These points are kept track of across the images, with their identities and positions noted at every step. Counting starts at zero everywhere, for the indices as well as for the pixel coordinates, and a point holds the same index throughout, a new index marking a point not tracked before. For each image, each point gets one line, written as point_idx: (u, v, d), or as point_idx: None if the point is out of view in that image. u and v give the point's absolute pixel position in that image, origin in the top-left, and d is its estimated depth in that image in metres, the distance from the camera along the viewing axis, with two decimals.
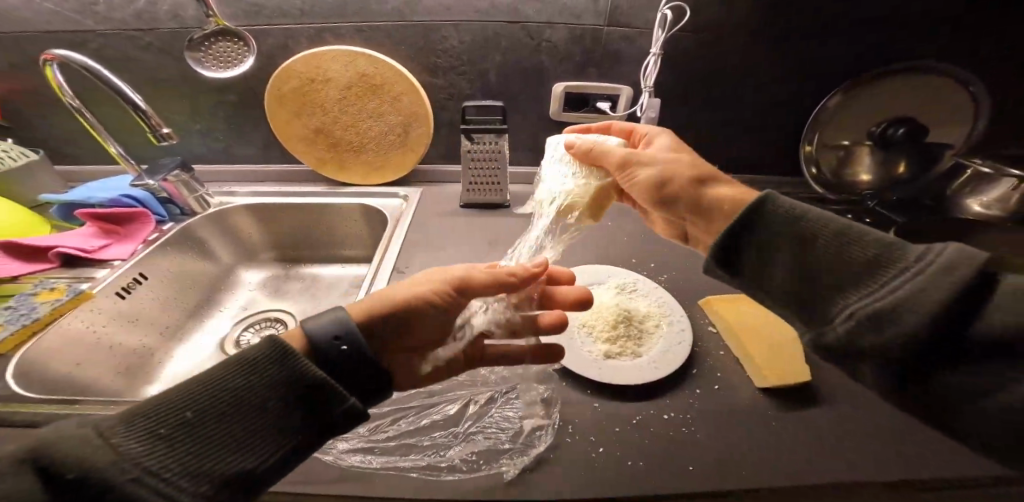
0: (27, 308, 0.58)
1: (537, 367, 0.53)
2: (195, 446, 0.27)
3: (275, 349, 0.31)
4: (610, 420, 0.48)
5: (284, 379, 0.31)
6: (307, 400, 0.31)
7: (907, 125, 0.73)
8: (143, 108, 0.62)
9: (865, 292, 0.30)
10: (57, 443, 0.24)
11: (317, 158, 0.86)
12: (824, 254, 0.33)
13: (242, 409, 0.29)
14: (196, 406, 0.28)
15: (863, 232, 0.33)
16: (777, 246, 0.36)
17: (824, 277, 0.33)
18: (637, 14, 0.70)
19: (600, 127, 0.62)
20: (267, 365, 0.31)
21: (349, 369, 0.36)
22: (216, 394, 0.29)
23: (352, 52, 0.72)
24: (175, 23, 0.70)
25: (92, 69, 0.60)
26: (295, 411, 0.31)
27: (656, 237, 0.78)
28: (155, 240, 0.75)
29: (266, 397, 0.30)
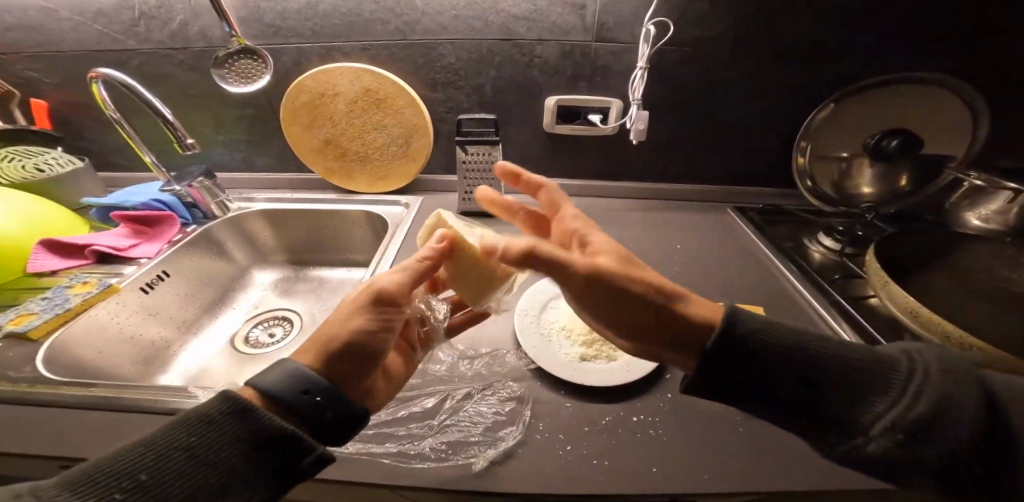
0: (62, 298, 0.66)
1: (513, 365, 0.56)
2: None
3: (229, 404, 0.33)
4: (580, 420, 0.49)
5: (241, 432, 0.33)
6: (269, 448, 0.33)
7: (901, 136, 0.71)
8: (170, 119, 0.70)
9: (880, 408, 0.34)
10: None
11: (326, 167, 0.91)
12: (834, 372, 0.36)
13: (199, 465, 0.31)
14: (146, 470, 0.30)
15: (847, 344, 0.38)
16: (771, 349, 0.38)
17: (841, 393, 0.36)
18: (625, 30, 0.73)
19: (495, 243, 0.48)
20: (223, 420, 0.33)
21: (325, 419, 0.36)
22: (168, 451, 0.31)
23: (357, 68, 0.77)
24: (203, 43, 0.78)
25: (128, 86, 0.67)
26: (255, 463, 0.33)
27: (644, 246, 0.80)
28: (179, 240, 0.82)
29: (220, 451, 0.32)
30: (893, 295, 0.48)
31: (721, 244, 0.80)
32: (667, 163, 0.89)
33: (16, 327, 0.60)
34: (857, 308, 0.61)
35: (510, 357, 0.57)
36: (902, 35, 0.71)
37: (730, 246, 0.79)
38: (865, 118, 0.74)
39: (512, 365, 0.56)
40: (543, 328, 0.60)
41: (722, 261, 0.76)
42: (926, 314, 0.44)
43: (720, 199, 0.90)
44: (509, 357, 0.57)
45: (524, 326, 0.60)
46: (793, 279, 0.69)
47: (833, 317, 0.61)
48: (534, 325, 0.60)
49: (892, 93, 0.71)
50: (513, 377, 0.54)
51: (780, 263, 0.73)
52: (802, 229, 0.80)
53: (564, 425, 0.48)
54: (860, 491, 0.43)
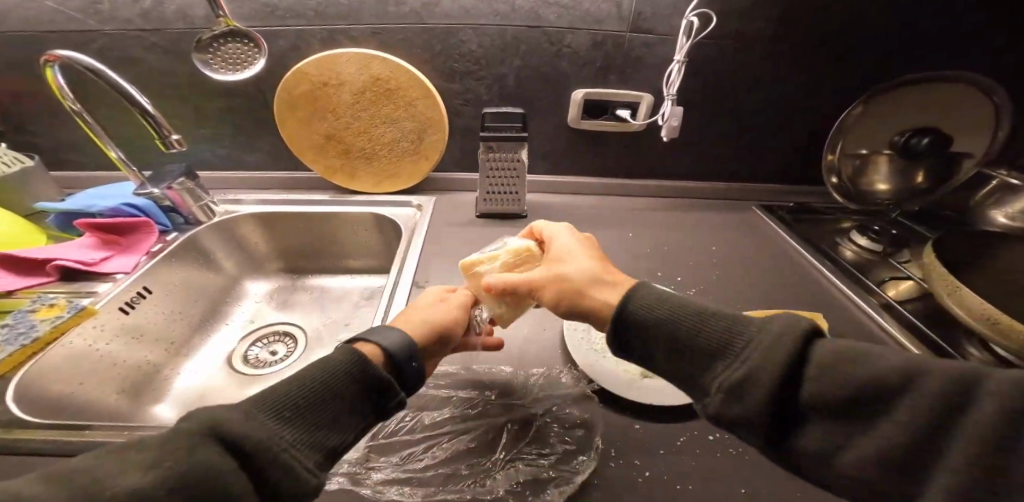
0: (26, 326, 0.55)
1: (572, 389, 0.51)
2: (310, 428, 0.32)
3: (355, 355, 0.36)
4: (653, 442, 0.46)
5: (365, 377, 0.35)
6: (383, 395, 0.36)
7: (931, 134, 0.71)
8: (150, 111, 0.58)
9: (722, 367, 0.34)
10: (223, 421, 0.28)
11: (325, 165, 0.82)
12: (700, 341, 0.36)
13: (335, 400, 0.34)
14: (288, 400, 0.32)
15: (723, 316, 0.37)
16: (652, 334, 0.39)
17: (697, 357, 0.36)
18: (661, 21, 0.68)
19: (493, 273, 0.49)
20: (351, 368, 0.35)
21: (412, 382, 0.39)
22: (315, 387, 0.33)
23: (366, 56, 0.69)
24: (183, 24, 0.67)
25: (98, 73, 0.55)
26: (373, 403, 0.36)
27: (676, 247, 0.77)
28: (159, 251, 0.72)
29: (346, 389, 0.34)
30: (964, 301, 0.48)
31: (753, 244, 0.78)
32: (692, 160, 0.86)
33: None
34: (906, 309, 0.61)
35: (566, 379, 0.52)
36: (931, 31, 0.71)
37: (763, 246, 0.77)
38: (892, 117, 0.74)
39: (570, 387, 0.51)
40: (595, 344, 0.56)
41: (757, 262, 0.74)
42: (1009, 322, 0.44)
43: (742, 197, 0.89)
44: (564, 378, 0.52)
45: (577, 344, 0.55)
46: (833, 279, 0.68)
47: (878, 316, 0.60)
48: (584, 340, 0.56)
49: (924, 91, 0.71)
50: (572, 400, 0.50)
51: (816, 261, 0.72)
52: (829, 227, 0.80)
53: (638, 450, 0.45)
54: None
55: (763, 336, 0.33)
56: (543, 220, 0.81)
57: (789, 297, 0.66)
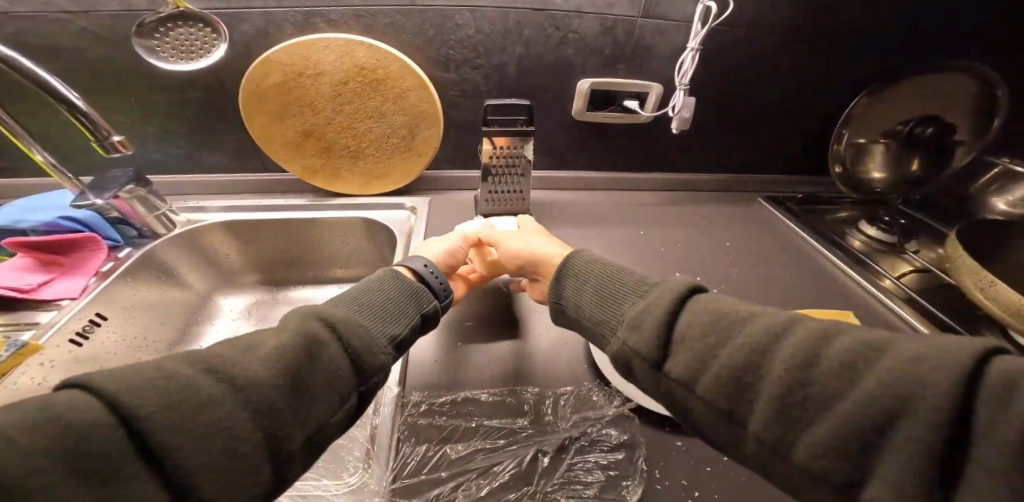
0: None
1: (608, 409, 0.46)
2: (372, 313, 0.37)
3: (388, 269, 0.43)
4: (699, 460, 0.42)
5: (400, 281, 0.42)
6: (419, 294, 0.42)
7: (934, 125, 0.72)
8: (79, 105, 0.42)
9: (625, 306, 0.37)
10: (309, 312, 0.33)
11: (304, 166, 0.73)
12: (611, 286, 0.39)
13: (383, 295, 0.39)
14: (360, 300, 0.37)
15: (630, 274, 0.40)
16: (579, 285, 0.42)
17: (605, 302, 0.39)
18: (673, 6, 0.64)
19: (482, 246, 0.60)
20: (386, 276, 0.42)
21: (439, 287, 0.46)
22: (364, 288, 0.39)
23: (349, 41, 0.60)
24: (118, 4, 0.55)
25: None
26: (415, 298, 0.41)
27: (689, 243, 0.74)
28: (111, 271, 0.61)
29: (400, 296, 0.40)
30: (997, 292, 0.46)
31: (764, 236, 0.76)
32: (697, 153, 0.83)
33: None
34: (925, 299, 0.60)
35: (598, 398, 0.47)
36: (936, 29, 0.71)
37: (775, 238, 0.75)
38: (895, 108, 0.73)
39: (604, 406, 0.46)
40: None
41: (772, 256, 0.72)
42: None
43: (746, 188, 0.87)
44: (596, 396, 0.47)
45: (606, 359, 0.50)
46: (848, 269, 0.67)
47: (894, 303, 0.60)
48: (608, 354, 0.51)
49: (929, 78, 0.70)
50: (608, 421, 0.45)
51: (828, 251, 0.71)
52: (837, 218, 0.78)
53: (686, 470, 0.41)
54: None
55: (661, 291, 0.35)
56: (550, 220, 0.76)
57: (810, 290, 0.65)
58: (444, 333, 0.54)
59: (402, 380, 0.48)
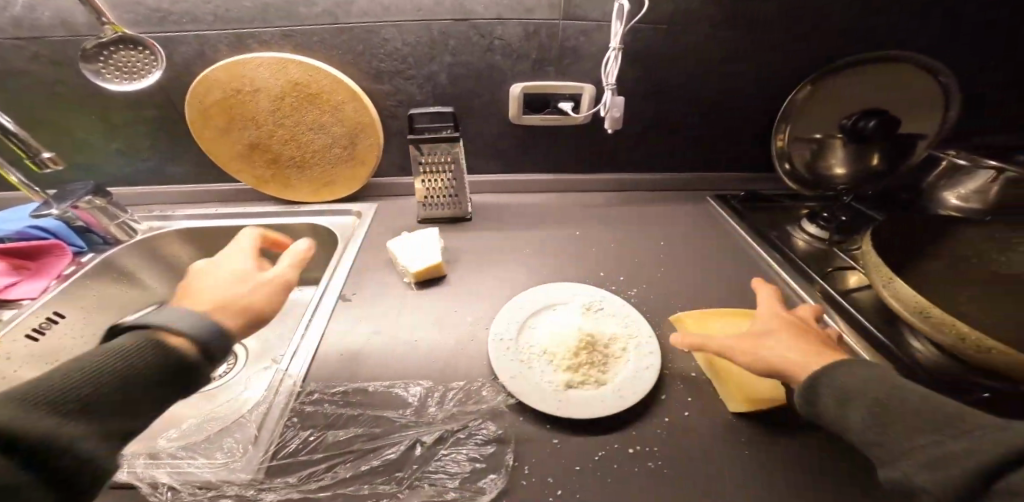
0: None
1: (490, 403, 0.48)
2: (99, 408, 0.30)
3: (139, 341, 0.34)
4: (571, 458, 0.43)
5: (152, 358, 0.34)
6: (177, 373, 0.35)
7: (878, 117, 0.69)
8: (10, 127, 0.47)
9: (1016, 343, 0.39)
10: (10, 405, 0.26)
11: (257, 176, 0.78)
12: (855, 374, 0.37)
13: (124, 382, 0.32)
14: (75, 393, 0.29)
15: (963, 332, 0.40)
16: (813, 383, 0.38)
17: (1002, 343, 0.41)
18: (592, 7, 0.65)
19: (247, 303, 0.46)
20: (138, 352, 0.34)
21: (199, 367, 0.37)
22: (89, 376, 0.31)
23: (280, 58, 0.64)
24: (65, 31, 0.61)
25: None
26: (172, 380, 0.35)
27: (627, 246, 0.72)
28: (72, 275, 0.66)
29: (140, 377, 0.33)
30: (896, 291, 0.45)
31: (704, 234, 0.74)
32: (642, 153, 0.83)
33: None
34: (851, 300, 0.57)
35: (486, 392, 0.49)
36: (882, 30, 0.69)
37: (713, 235, 0.73)
38: (837, 101, 0.71)
39: (489, 401, 0.48)
40: (520, 353, 0.51)
41: (707, 252, 0.70)
42: (940, 317, 0.41)
43: (697, 187, 0.86)
44: (485, 391, 0.49)
45: (501, 355, 0.51)
46: (781, 270, 0.64)
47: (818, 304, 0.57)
48: (508, 351, 0.51)
49: (869, 74, 0.68)
50: (488, 415, 0.47)
51: (762, 249, 0.68)
52: (784, 216, 0.76)
53: (553, 467, 0.42)
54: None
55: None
56: (490, 222, 0.77)
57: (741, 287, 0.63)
58: (354, 328, 0.57)
59: (305, 372, 0.51)
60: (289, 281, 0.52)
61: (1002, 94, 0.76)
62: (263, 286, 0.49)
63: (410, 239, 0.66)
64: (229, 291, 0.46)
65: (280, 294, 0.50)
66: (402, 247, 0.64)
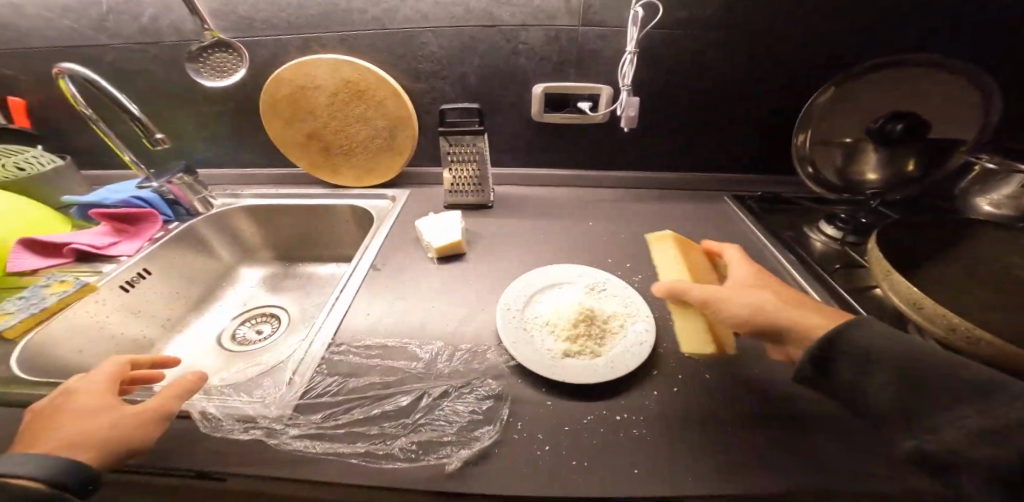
0: (38, 297, 0.62)
1: (494, 364, 0.53)
2: None
3: None
4: (560, 419, 0.45)
5: None
6: None
7: (907, 120, 0.66)
8: (139, 116, 0.59)
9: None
10: None
11: (310, 161, 0.89)
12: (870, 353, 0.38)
13: None
14: None
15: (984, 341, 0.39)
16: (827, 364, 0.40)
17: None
18: (611, 14, 0.70)
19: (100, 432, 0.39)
20: None
21: None
22: None
23: (336, 60, 0.75)
24: (176, 36, 0.75)
25: (92, 82, 0.60)
26: None
27: (639, 239, 0.74)
28: (160, 238, 0.78)
29: None
30: (895, 285, 0.45)
31: (719, 232, 0.75)
32: (660, 153, 0.85)
33: None
34: (860, 298, 0.57)
35: (490, 354, 0.54)
36: (913, 31, 0.68)
37: (729, 234, 0.74)
38: (862, 105, 0.70)
39: (491, 361, 0.53)
40: (525, 323, 0.56)
41: (720, 249, 0.71)
42: (933, 308, 0.41)
43: (717, 188, 0.87)
44: (489, 354, 0.54)
45: (507, 322, 0.55)
46: (794, 269, 0.63)
47: (832, 309, 0.56)
48: (515, 321, 0.56)
49: (897, 77, 0.67)
50: (491, 373, 0.52)
51: (778, 250, 0.68)
52: (804, 217, 0.76)
53: (545, 425, 0.45)
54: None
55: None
56: (509, 210, 0.83)
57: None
58: (378, 295, 0.64)
59: (335, 331, 0.58)
60: (162, 412, 0.43)
61: None
62: (122, 419, 0.41)
63: (435, 220, 0.73)
64: (77, 425, 0.39)
65: (139, 433, 0.41)
66: (426, 225, 0.72)
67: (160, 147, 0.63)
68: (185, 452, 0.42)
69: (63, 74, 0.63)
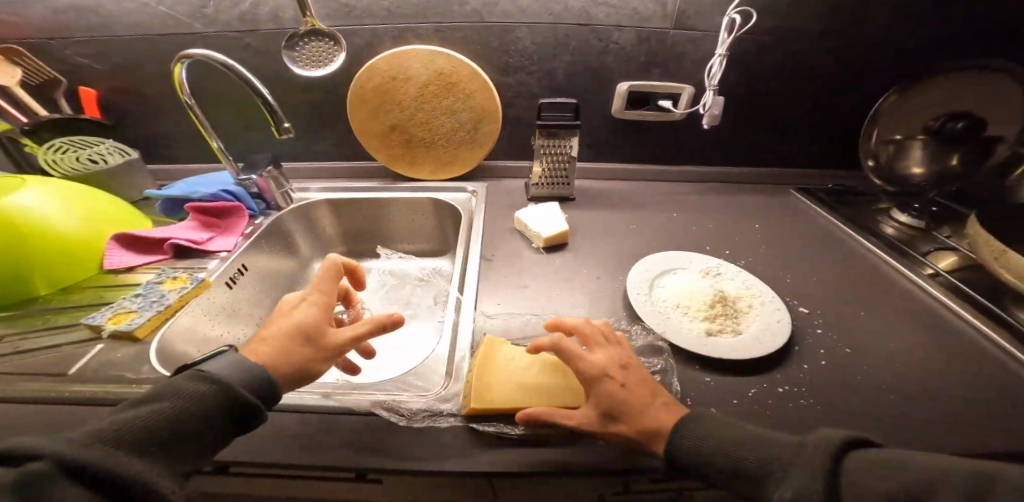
0: (157, 295, 0.59)
1: (641, 342, 0.55)
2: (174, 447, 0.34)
3: (214, 383, 0.38)
4: (725, 394, 0.48)
5: (214, 408, 0.36)
6: (231, 420, 0.37)
7: (967, 119, 0.74)
8: (272, 104, 0.63)
9: None
10: (95, 455, 0.30)
11: (389, 155, 0.89)
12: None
13: (187, 426, 0.35)
14: (150, 436, 0.33)
15: None
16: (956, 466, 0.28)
17: None
18: (702, 18, 0.74)
19: (290, 349, 0.43)
20: (208, 396, 0.37)
21: (237, 422, 0.38)
22: (168, 418, 0.34)
23: (433, 51, 0.76)
24: (272, 25, 0.75)
25: (230, 67, 0.62)
26: (224, 428, 0.37)
27: (723, 227, 0.79)
28: (252, 233, 0.77)
29: (209, 422, 0.36)
30: (1010, 263, 0.51)
31: (798, 223, 0.80)
32: (728, 148, 0.91)
33: (119, 327, 0.54)
34: (953, 277, 0.63)
35: (634, 333, 0.57)
36: (970, 33, 0.75)
37: (806, 224, 0.80)
38: (931, 103, 0.76)
39: (638, 340, 0.56)
40: (658, 307, 0.60)
41: (806, 239, 0.76)
42: None
43: (780, 182, 0.93)
44: (632, 332, 0.57)
45: (643, 305, 0.59)
46: (890, 259, 0.68)
47: (927, 283, 0.62)
48: (649, 304, 0.60)
49: (962, 78, 0.73)
50: (642, 352, 0.54)
51: (860, 238, 0.74)
52: (870, 208, 0.83)
53: (714, 399, 0.48)
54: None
55: None
56: (593, 202, 0.86)
57: (850, 271, 0.67)
58: (503, 284, 0.67)
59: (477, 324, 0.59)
60: (335, 343, 0.46)
61: None
62: (308, 343, 0.45)
63: (536, 210, 0.77)
64: (281, 338, 0.44)
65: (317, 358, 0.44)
66: (526, 215, 0.75)
67: (285, 137, 0.66)
68: (382, 443, 0.43)
69: (183, 60, 0.65)
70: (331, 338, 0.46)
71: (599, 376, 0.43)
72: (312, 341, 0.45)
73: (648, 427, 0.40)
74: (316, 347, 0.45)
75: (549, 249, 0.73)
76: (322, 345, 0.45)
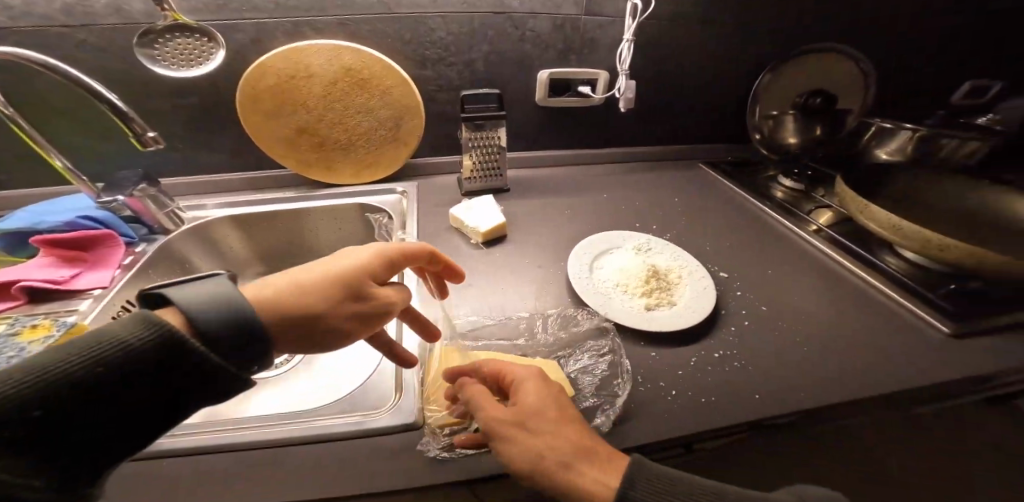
0: (13, 350, 0.47)
1: (589, 325, 0.57)
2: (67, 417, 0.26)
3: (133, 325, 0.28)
4: (671, 365, 0.52)
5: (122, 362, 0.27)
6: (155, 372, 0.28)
7: (823, 95, 0.87)
8: (124, 110, 0.53)
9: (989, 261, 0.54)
10: None
11: (301, 161, 0.80)
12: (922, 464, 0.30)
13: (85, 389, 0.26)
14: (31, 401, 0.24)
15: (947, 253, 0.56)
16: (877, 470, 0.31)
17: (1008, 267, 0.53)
18: (608, 6, 0.77)
19: (319, 304, 0.37)
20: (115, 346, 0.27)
21: (173, 372, 0.28)
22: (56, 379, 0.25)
23: (336, 44, 0.69)
24: (117, 18, 0.63)
25: (52, 67, 0.50)
26: (143, 383, 0.27)
27: (647, 204, 0.85)
28: (134, 263, 0.65)
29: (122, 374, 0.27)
30: (873, 214, 0.61)
31: (708, 194, 0.89)
32: (642, 130, 0.97)
33: None
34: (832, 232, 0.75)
35: (581, 317, 0.59)
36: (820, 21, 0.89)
37: (711, 194, 0.89)
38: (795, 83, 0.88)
39: (586, 324, 0.58)
40: (601, 288, 0.62)
41: (718, 208, 0.84)
42: (909, 227, 0.57)
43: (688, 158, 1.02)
44: (580, 317, 0.59)
45: (587, 289, 0.61)
46: (783, 221, 0.79)
47: (813, 237, 0.74)
48: (592, 286, 0.62)
49: (819, 60, 0.86)
50: (591, 335, 0.56)
51: (756, 202, 0.84)
52: (761, 177, 0.94)
53: (661, 372, 0.51)
54: (925, 380, 0.50)
55: None
56: (525, 192, 0.87)
57: (752, 234, 0.77)
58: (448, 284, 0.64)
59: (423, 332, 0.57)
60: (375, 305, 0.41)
61: (896, 77, 1.01)
62: (344, 299, 0.39)
63: (473, 205, 0.75)
64: (314, 286, 0.37)
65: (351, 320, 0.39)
66: (462, 211, 0.74)
67: (152, 148, 0.56)
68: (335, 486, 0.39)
69: None
70: (374, 297, 0.41)
71: (525, 397, 0.40)
72: (354, 298, 0.39)
73: (579, 454, 0.36)
74: (355, 304, 0.39)
75: (489, 243, 0.73)
76: (362, 303, 0.40)
